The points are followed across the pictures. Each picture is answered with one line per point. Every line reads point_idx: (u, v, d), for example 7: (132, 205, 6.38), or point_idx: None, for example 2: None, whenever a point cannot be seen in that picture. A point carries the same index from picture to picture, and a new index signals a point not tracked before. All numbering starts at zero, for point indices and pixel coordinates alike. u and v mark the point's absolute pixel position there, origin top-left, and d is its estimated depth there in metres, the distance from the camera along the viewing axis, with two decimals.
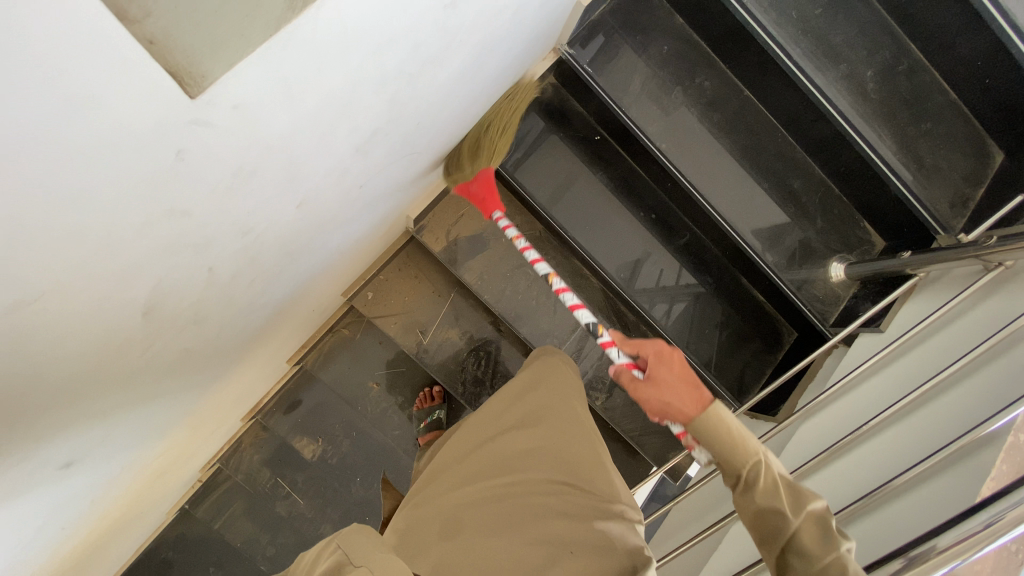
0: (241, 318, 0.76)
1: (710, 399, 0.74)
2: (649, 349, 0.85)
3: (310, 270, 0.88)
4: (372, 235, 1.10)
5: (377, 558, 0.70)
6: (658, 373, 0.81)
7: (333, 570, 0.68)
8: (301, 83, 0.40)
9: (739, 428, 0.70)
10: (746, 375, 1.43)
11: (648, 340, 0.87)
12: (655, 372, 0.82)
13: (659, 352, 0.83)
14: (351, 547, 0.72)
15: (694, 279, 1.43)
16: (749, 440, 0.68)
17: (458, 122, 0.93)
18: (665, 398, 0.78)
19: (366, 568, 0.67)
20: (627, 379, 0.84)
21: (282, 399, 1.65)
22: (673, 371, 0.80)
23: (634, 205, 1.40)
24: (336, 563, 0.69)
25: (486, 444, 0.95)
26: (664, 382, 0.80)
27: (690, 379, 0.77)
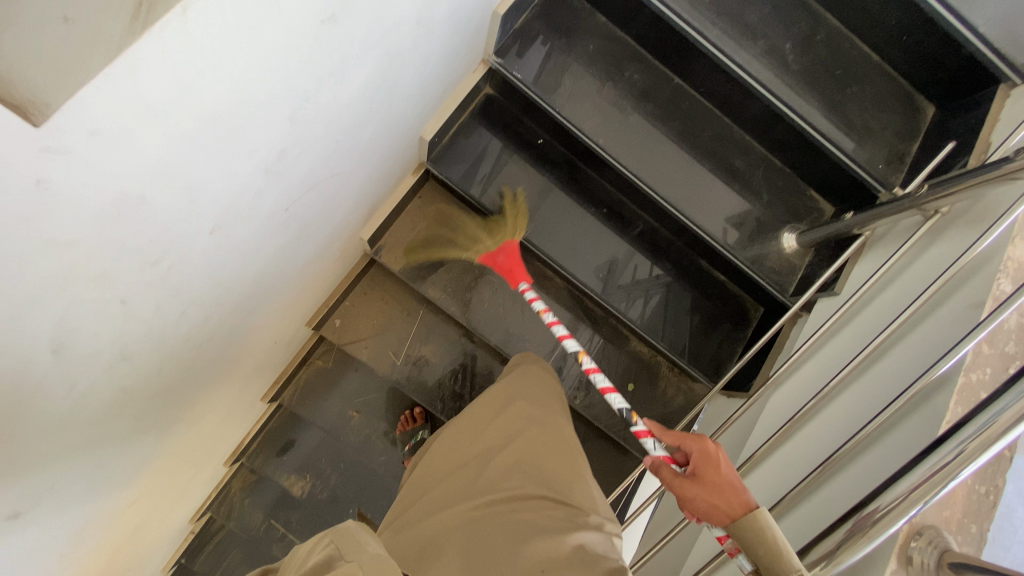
0: (184, 353, 0.76)
1: (756, 505, 0.76)
2: (694, 448, 0.87)
3: (253, 300, 0.88)
4: (323, 261, 1.11)
5: (369, 553, 0.70)
6: (708, 475, 0.82)
7: (324, 565, 0.69)
8: (167, 103, 0.42)
9: (780, 540, 0.70)
10: (719, 356, 1.44)
11: (688, 435, 0.90)
12: (701, 473, 0.83)
13: (705, 454, 0.85)
14: (345, 544, 0.71)
15: (656, 270, 1.44)
16: (791, 555, 0.68)
17: (386, 137, 0.94)
18: (713, 501, 0.79)
19: (354, 564, 0.67)
20: (671, 476, 0.87)
21: (266, 440, 1.64)
22: (715, 471, 0.82)
23: (586, 203, 1.42)
24: (328, 561, 0.69)
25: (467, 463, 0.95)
26: (709, 484, 0.81)
27: (728, 476, 0.80)
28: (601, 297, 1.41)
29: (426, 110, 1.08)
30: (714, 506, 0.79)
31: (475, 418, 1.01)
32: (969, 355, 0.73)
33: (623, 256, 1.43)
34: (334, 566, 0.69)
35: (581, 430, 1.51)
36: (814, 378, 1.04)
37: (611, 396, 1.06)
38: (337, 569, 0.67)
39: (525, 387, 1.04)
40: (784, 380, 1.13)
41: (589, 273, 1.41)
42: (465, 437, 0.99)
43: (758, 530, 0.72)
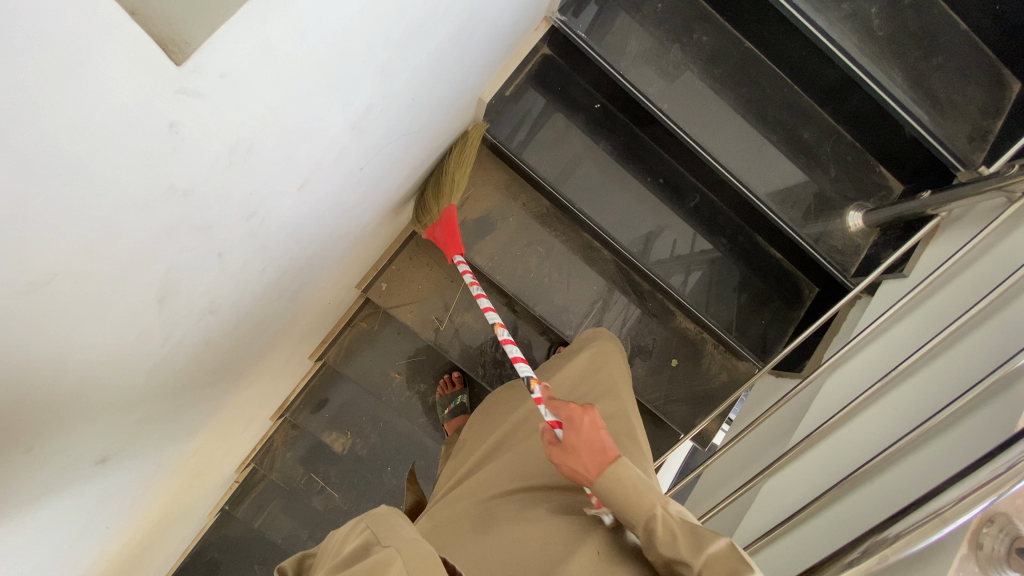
0: (259, 308, 0.77)
1: (613, 463, 0.73)
2: (563, 411, 0.79)
3: (321, 258, 0.89)
4: (380, 222, 1.11)
5: (406, 538, 0.66)
6: (570, 440, 0.76)
7: (361, 550, 0.66)
8: (286, 48, 0.40)
9: (636, 484, 0.71)
10: (767, 334, 1.41)
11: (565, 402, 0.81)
12: (568, 438, 0.76)
13: (572, 419, 0.77)
14: (382, 528, 0.68)
15: (709, 244, 1.41)
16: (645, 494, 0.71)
17: (454, 98, 0.93)
18: (576, 466, 0.75)
19: (391, 549, 0.64)
20: (547, 441, 0.79)
21: (309, 396, 1.68)
22: (587, 440, 0.76)
23: (641, 172, 1.38)
24: (365, 544, 0.66)
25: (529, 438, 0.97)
26: (576, 446, 0.76)
27: (601, 445, 0.74)
28: (650, 269, 1.39)
29: (490, 70, 1.05)
30: (590, 466, 0.74)
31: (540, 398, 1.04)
32: None
33: (676, 228, 1.39)
34: (370, 551, 0.65)
35: None
36: (877, 362, 1.02)
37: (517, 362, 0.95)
38: (374, 554, 0.64)
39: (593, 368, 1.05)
40: (842, 363, 1.10)
41: (640, 245, 1.38)
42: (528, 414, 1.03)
43: (614, 482, 0.72)
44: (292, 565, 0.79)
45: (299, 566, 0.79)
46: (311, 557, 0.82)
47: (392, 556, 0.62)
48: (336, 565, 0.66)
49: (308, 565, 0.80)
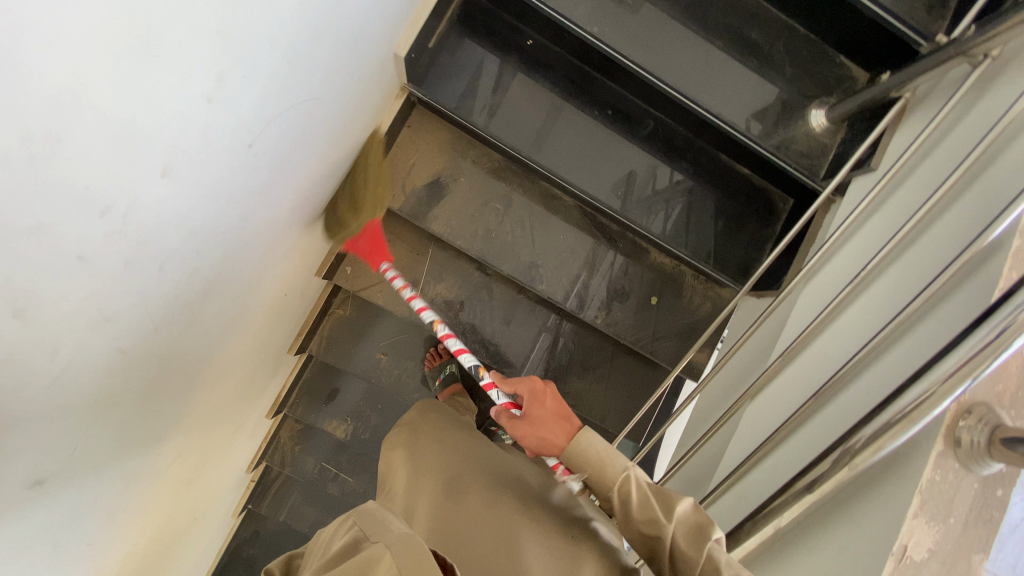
0: (179, 308, 0.75)
1: (573, 427, 0.91)
2: (524, 389, 1.01)
3: (243, 248, 0.85)
4: (314, 203, 1.07)
5: (393, 532, 0.70)
6: (530, 414, 0.97)
7: (351, 547, 0.70)
8: (44, 14, 0.37)
9: (604, 450, 0.86)
10: (750, 255, 1.36)
11: (516, 381, 1.04)
12: (529, 412, 0.97)
13: (532, 396, 0.98)
14: (371, 526, 0.73)
15: (677, 176, 1.33)
16: (612, 459, 0.85)
17: (350, 56, 0.87)
18: (540, 437, 0.93)
19: (379, 545, 0.67)
20: (507, 420, 1.00)
21: (304, 390, 1.69)
22: (541, 411, 0.96)
23: (588, 106, 1.30)
24: (354, 541, 0.71)
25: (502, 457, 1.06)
26: (535, 420, 0.95)
27: (552, 411, 0.95)
28: (624, 215, 1.33)
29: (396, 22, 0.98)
30: (546, 437, 0.92)
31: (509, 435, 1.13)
32: None
33: (643, 166, 1.32)
34: (360, 546, 0.69)
35: (603, 344, 1.51)
36: (850, 264, 0.96)
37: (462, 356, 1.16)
38: (363, 551, 0.67)
39: None
40: (817, 271, 1.05)
41: (608, 192, 1.32)
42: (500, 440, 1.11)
43: (584, 450, 0.86)
44: (280, 566, 0.82)
45: (286, 567, 0.83)
46: (298, 558, 0.85)
47: (382, 549, 0.66)
48: (325, 562, 0.70)
49: (295, 565, 0.84)
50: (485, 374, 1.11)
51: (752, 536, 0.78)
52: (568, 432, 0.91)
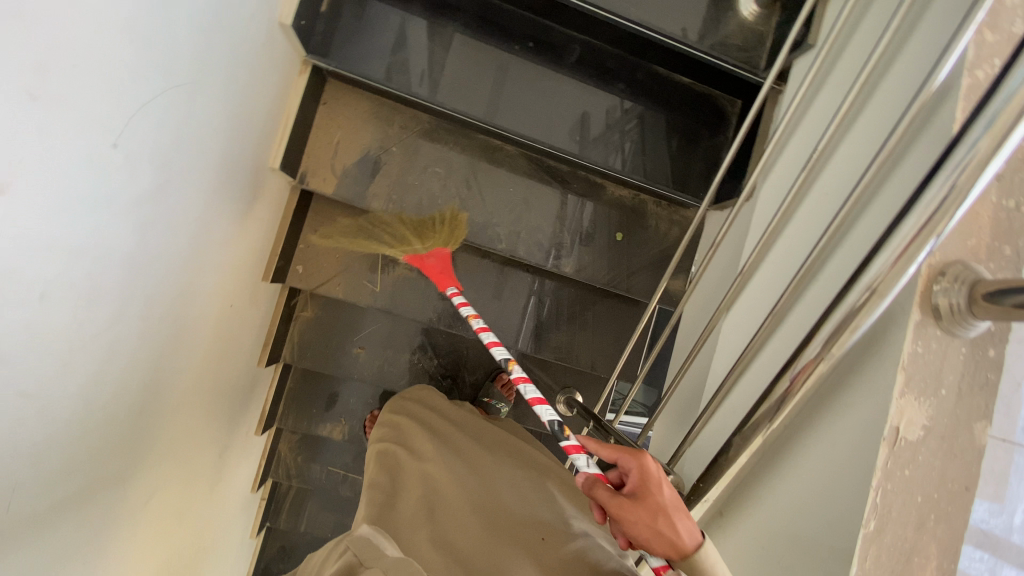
0: (88, 338, 0.69)
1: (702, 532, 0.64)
2: (628, 461, 0.69)
3: (154, 261, 0.79)
4: (235, 203, 0.99)
5: (390, 558, 0.68)
6: (638, 492, 0.67)
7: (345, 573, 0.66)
8: None
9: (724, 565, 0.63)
10: (708, 166, 1.30)
11: (617, 445, 0.71)
12: (642, 492, 0.66)
13: (638, 462, 0.68)
14: (364, 548, 0.70)
15: (624, 101, 1.26)
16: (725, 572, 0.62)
17: (221, 30, 0.78)
18: (648, 533, 0.64)
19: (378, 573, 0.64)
20: (605, 497, 0.68)
21: (290, 399, 1.64)
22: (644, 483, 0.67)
23: (507, 42, 1.21)
24: (349, 567, 0.67)
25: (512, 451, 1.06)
26: (649, 508, 0.65)
27: (669, 495, 0.65)
28: (582, 156, 1.25)
29: None
30: (656, 534, 0.64)
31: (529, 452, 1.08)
32: (973, 47, 0.58)
33: (587, 98, 1.25)
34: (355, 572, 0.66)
35: (580, 293, 1.47)
36: (804, 150, 0.90)
37: (539, 408, 0.97)
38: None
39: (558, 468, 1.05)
40: (773, 166, 0.99)
41: (558, 133, 1.24)
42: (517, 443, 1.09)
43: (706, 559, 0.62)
44: None
45: None
46: None
47: None
48: None
49: None
50: (567, 435, 0.91)
51: (744, 451, 0.72)
52: (697, 534, 0.64)
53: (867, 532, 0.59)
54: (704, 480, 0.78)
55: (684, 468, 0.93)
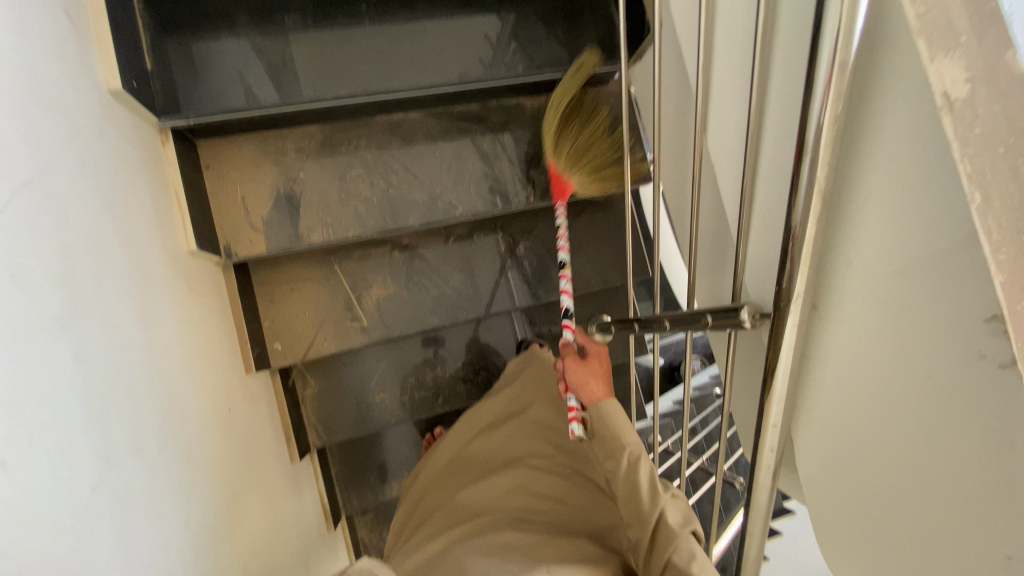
0: (83, 497, 0.57)
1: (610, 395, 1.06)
2: (593, 347, 1.14)
3: (115, 387, 0.66)
4: (173, 301, 0.87)
5: None
6: (592, 363, 1.12)
7: None
8: None
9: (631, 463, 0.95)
10: (601, 31, 1.26)
11: (594, 338, 1.19)
12: (593, 362, 1.12)
13: (602, 354, 1.13)
14: None
15: (493, 11, 1.19)
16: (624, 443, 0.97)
17: (45, 115, 0.66)
18: (582, 382, 1.07)
19: None
20: (569, 353, 1.13)
21: (343, 483, 1.51)
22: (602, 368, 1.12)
23: (351, 10, 1.10)
24: None
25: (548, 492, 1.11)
26: (591, 365, 1.11)
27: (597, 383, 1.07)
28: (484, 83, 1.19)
29: (75, 55, 0.76)
30: (586, 387, 1.07)
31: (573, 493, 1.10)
32: None
33: (456, 26, 1.17)
34: None
35: (559, 218, 1.42)
36: None
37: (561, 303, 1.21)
38: None
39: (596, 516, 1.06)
40: None
41: (448, 74, 1.18)
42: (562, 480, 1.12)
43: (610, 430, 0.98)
44: None
45: None
46: None
47: None
48: None
49: None
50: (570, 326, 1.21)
51: (809, 223, 0.64)
52: (606, 395, 1.05)
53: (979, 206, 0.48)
54: (786, 278, 0.70)
55: (749, 295, 0.87)
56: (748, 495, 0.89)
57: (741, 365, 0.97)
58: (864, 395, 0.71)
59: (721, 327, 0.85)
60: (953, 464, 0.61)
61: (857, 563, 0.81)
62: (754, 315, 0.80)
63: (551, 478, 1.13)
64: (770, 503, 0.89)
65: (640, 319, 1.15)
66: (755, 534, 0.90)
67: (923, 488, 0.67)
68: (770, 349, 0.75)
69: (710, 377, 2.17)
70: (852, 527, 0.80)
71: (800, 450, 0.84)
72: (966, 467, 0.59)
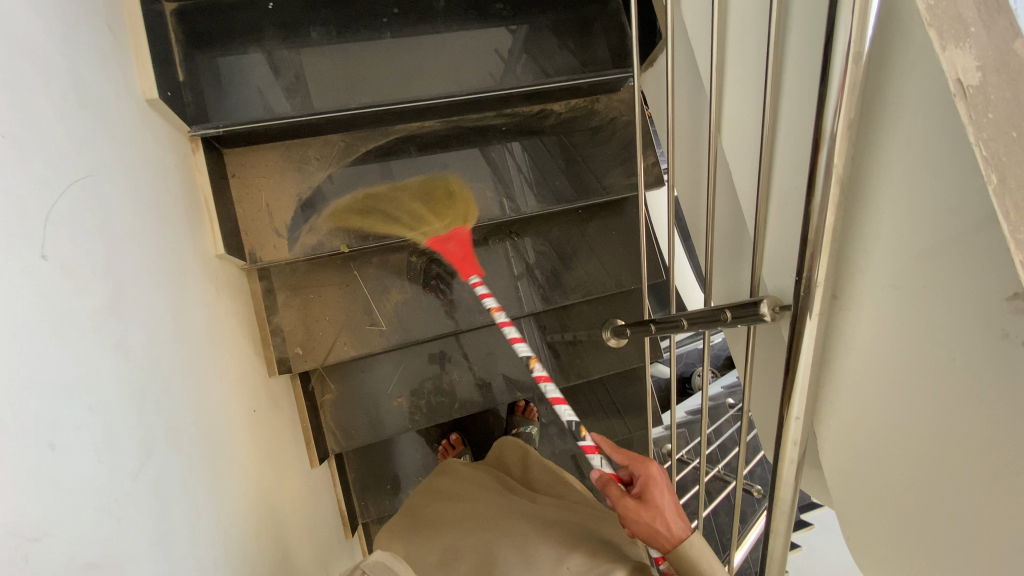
0: (126, 482, 0.59)
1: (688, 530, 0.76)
2: (638, 468, 0.84)
3: (154, 379, 0.69)
4: (203, 303, 0.89)
5: None
6: (648, 495, 0.80)
7: None
8: None
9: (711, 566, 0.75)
10: (611, 40, 1.29)
11: (634, 456, 0.85)
12: (652, 492, 0.80)
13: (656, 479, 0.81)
14: None
15: (507, 23, 1.23)
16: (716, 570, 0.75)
17: (90, 121, 0.69)
18: (646, 530, 0.77)
19: None
20: (615, 495, 0.81)
21: (359, 490, 1.52)
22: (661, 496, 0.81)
23: (371, 24, 1.14)
24: None
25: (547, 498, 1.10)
26: (652, 505, 0.78)
27: (670, 513, 0.77)
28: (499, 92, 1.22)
29: (116, 65, 0.80)
30: (655, 532, 0.76)
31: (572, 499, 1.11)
32: None
33: (471, 38, 1.21)
34: None
35: (572, 223, 1.44)
36: None
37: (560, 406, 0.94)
38: None
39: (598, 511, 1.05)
40: None
41: (464, 84, 1.21)
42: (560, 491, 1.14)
43: (690, 560, 0.74)
44: None
45: None
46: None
47: None
48: None
49: None
50: (583, 433, 0.91)
51: (828, 213, 0.66)
52: (686, 531, 0.76)
53: (996, 187, 0.52)
54: (807, 269, 0.71)
55: (767, 290, 0.88)
56: (771, 494, 0.90)
57: (759, 360, 0.97)
58: (888, 382, 0.71)
59: (739, 322, 0.87)
60: (980, 447, 0.62)
61: (886, 556, 0.81)
62: (773, 308, 0.81)
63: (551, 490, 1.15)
64: (793, 500, 0.89)
65: (657, 320, 1.16)
66: (778, 534, 0.90)
67: (951, 475, 0.67)
68: (792, 339, 0.76)
69: (724, 385, 2.15)
70: (878, 518, 0.80)
71: (823, 442, 0.84)
72: (991, 447, 0.61)
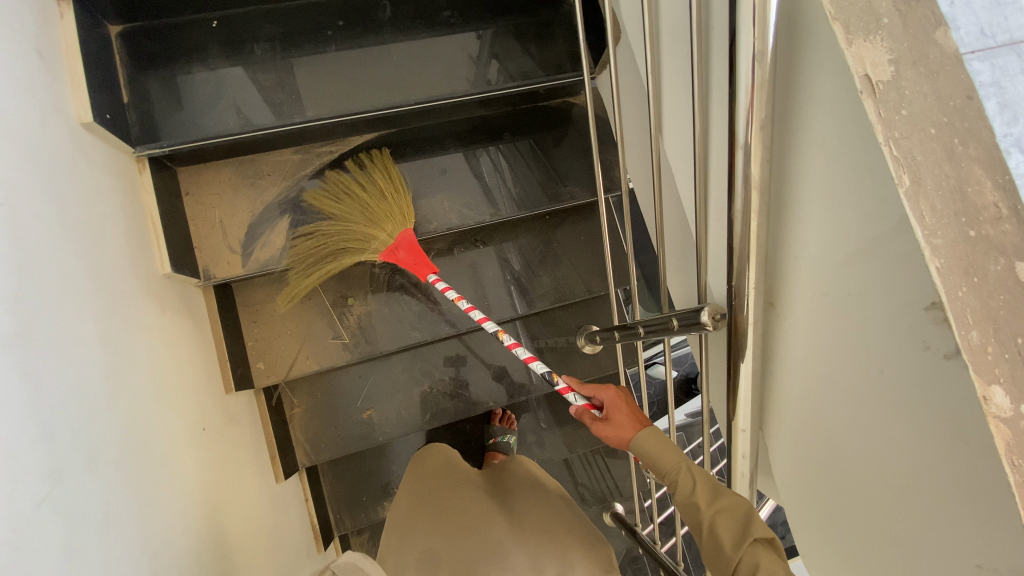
0: (27, 510, 0.58)
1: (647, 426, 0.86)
2: (605, 396, 0.93)
3: (72, 406, 0.68)
4: (144, 321, 0.89)
5: None
6: (617, 416, 0.89)
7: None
8: None
9: (658, 458, 0.80)
10: (568, 43, 1.27)
11: (604, 386, 0.95)
12: (614, 415, 0.90)
13: (621, 399, 0.91)
14: None
15: (458, 30, 1.21)
16: (668, 462, 0.79)
17: (16, 146, 0.70)
18: (615, 437, 0.87)
19: None
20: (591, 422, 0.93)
21: (334, 502, 1.52)
22: (629, 412, 0.90)
23: (318, 37, 1.14)
24: None
25: (513, 497, 1.09)
26: (617, 418, 0.89)
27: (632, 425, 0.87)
28: (452, 98, 1.20)
29: (47, 91, 0.81)
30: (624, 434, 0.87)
31: (534, 488, 1.11)
32: None
33: (423, 46, 1.20)
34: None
35: (540, 229, 1.42)
36: None
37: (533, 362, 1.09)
38: None
39: (553, 508, 1.06)
40: None
41: (416, 91, 1.20)
42: (523, 482, 1.12)
43: (646, 445, 0.82)
44: None
45: None
46: None
47: None
48: None
49: None
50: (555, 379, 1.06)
51: (749, 217, 0.62)
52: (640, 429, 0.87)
53: (908, 189, 0.48)
54: (735, 279, 0.67)
55: (711, 296, 0.84)
56: None
57: (713, 369, 0.93)
58: (828, 393, 0.67)
59: (684, 330, 0.82)
60: (911, 466, 0.58)
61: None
62: (714, 316, 0.77)
63: (518, 483, 1.13)
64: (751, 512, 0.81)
65: (619, 327, 1.13)
66: None
67: (894, 496, 0.62)
68: (729, 351, 0.72)
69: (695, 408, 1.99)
70: (831, 542, 0.75)
71: (773, 456, 0.81)
72: (925, 466, 0.56)
